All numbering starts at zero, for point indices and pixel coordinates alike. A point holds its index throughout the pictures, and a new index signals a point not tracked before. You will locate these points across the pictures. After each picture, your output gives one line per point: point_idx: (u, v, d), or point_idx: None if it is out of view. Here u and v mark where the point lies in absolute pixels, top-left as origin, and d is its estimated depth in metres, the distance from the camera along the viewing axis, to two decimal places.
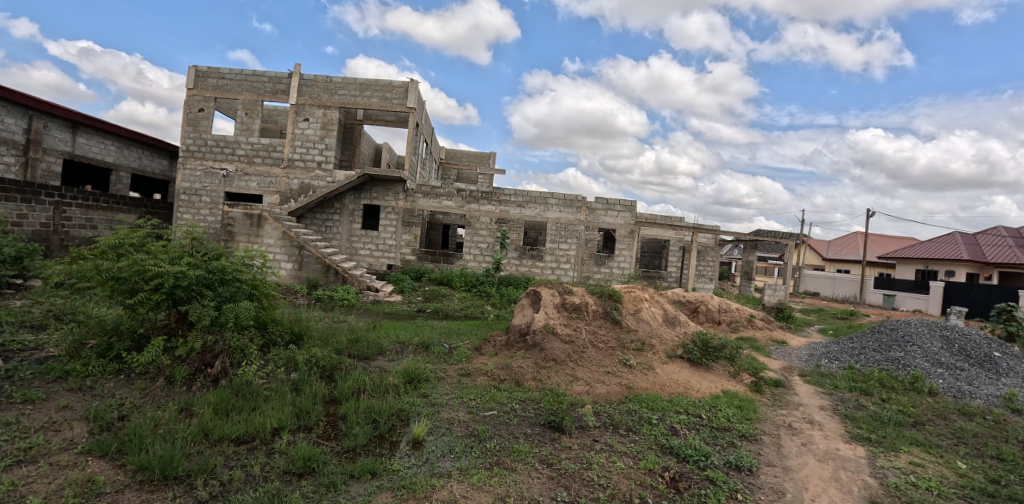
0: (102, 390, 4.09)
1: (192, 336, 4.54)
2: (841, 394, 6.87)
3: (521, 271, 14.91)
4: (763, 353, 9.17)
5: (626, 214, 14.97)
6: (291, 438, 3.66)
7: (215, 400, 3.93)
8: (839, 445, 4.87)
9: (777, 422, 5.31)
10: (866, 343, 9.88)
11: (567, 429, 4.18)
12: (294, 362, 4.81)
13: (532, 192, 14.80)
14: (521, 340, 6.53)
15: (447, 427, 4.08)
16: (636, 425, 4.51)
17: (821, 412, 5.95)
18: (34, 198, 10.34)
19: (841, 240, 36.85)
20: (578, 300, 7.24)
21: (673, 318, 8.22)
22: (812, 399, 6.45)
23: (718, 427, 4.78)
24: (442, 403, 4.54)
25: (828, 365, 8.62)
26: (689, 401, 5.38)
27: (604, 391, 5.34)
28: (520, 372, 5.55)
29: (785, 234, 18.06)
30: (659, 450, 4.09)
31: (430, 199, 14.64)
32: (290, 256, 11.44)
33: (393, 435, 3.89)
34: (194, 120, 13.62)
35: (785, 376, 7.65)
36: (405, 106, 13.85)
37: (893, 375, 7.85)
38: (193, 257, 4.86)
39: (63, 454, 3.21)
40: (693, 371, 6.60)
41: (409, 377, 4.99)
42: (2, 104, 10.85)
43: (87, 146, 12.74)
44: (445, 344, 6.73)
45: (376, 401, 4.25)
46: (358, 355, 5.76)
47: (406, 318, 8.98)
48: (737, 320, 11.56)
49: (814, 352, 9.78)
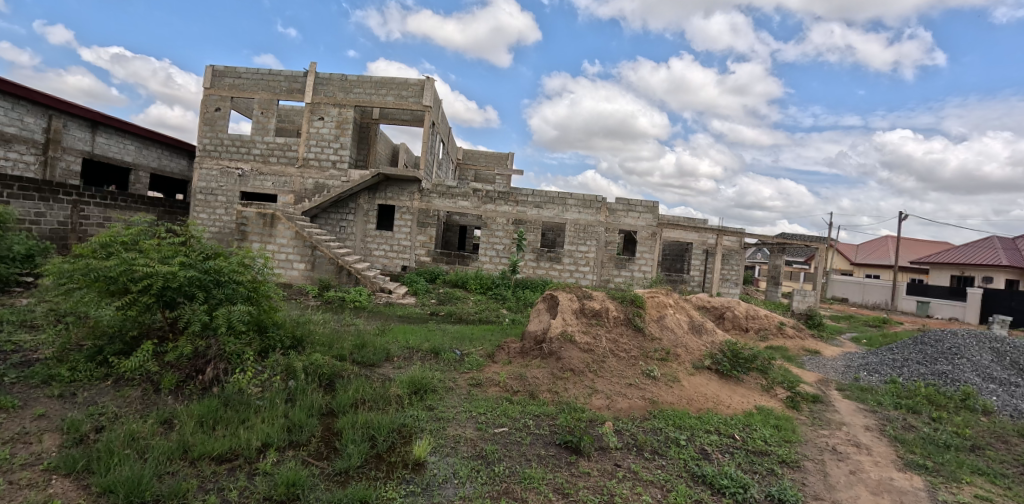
0: (84, 398, 3.83)
1: (183, 341, 4.27)
2: (887, 412, 6.31)
3: (539, 274, 14.46)
4: (796, 365, 8.55)
5: (648, 215, 14.48)
6: (277, 458, 3.34)
7: (202, 411, 3.66)
8: (894, 474, 4.39)
9: (820, 445, 4.81)
10: (909, 355, 9.19)
11: (585, 451, 3.77)
12: (292, 369, 4.48)
13: (551, 192, 14.39)
14: (536, 347, 6.11)
15: (453, 447, 3.70)
16: (663, 447, 4.07)
17: (867, 433, 5.43)
18: (52, 196, 10.26)
19: (870, 244, 35.54)
20: (598, 305, 6.78)
21: (700, 326, 7.70)
22: (855, 418, 5.92)
23: (754, 451, 4.31)
24: (450, 418, 4.17)
25: (868, 378, 8.04)
26: (720, 420, 4.91)
27: (626, 406, 4.91)
28: (535, 383, 5.14)
29: (815, 237, 17.26)
30: (690, 478, 3.65)
31: (446, 199, 14.33)
32: (302, 256, 11.26)
33: (392, 455, 3.52)
34: (211, 119, 13.60)
35: (822, 390, 7.11)
36: (421, 104, 13.61)
37: (940, 390, 7.24)
38: (188, 256, 4.60)
39: (26, 472, 2.93)
40: (722, 384, 6.12)
41: (415, 387, 4.64)
42: (23, 103, 10.93)
43: (106, 145, 12.80)
44: (457, 351, 6.38)
45: (376, 415, 3.91)
46: (363, 361, 5.43)
47: (418, 322, 8.68)
48: (766, 327, 10.92)
49: (850, 364, 9.13)
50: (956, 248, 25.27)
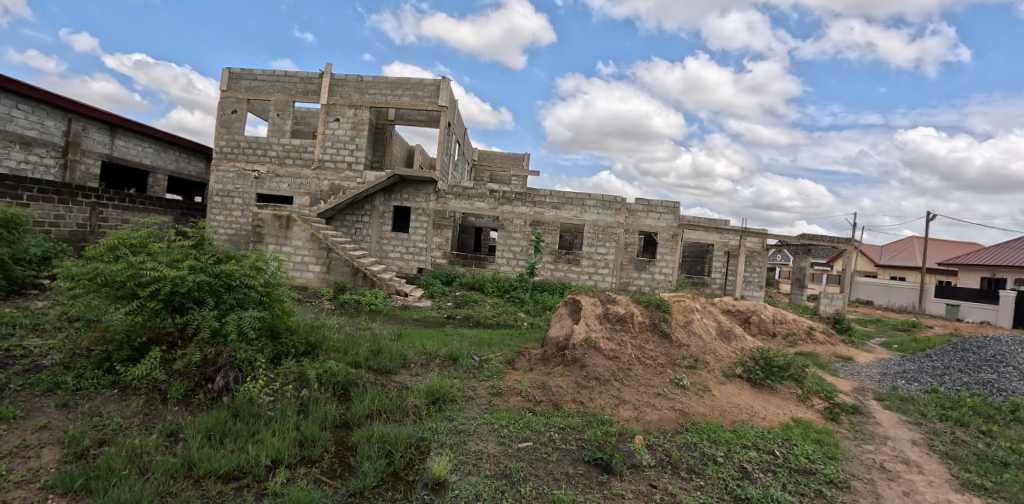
0: (88, 408, 3.69)
1: (191, 349, 4.11)
2: (932, 425, 5.90)
3: (557, 276, 14.18)
4: (829, 372, 8.15)
5: (669, 216, 14.10)
6: (288, 476, 3.15)
7: (210, 423, 3.49)
8: (951, 496, 4.05)
9: (866, 462, 4.46)
10: (950, 363, 8.69)
11: (617, 469, 3.51)
12: (306, 378, 4.31)
13: (568, 192, 14.11)
14: (559, 354, 5.85)
15: (475, 465, 3.46)
16: (699, 465, 3.78)
17: (915, 448, 5.06)
18: (71, 198, 10.26)
19: (895, 245, 34.55)
20: (623, 310, 6.49)
21: (728, 332, 7.34)
22: (899, 431, 5.54)
23: (798, 469, 3.99)
24: (470, 431, 3.93)
25: (907, 387, 7.61)
26: (757, 433, 4.59)
27: (656, 418, 4.62)
28: (559, 393, 4.88)
29: (842, 238, 16.68)
30: (731, 501, 3.36)
31: (462, 200, 14.14)
32: (318, 258, 11.15)
33: (410, 473, 3.30)
34: (228, 122, 13.62)
35: (860, 400, 6.71)
36: (437, 104, 13.45)
37: (987, 401, 6.78)
38: (198, 259, 4.46)
39: (21, 490, 2.79)
40: (756, 394, 5.79)
41: (433, 397, 4.41)
42: (42, 107, 11.02)
43: (125, 148, 12.88)
44: (476, 357, 6.16)
45: (393, 428, 3.69)
46: (378, 368, 5.22)
47: (434, 326, 8.47)
48: (794, 333, 10.50)
49: (886, 371, 8.68)
50: (986, 249, 24.30)
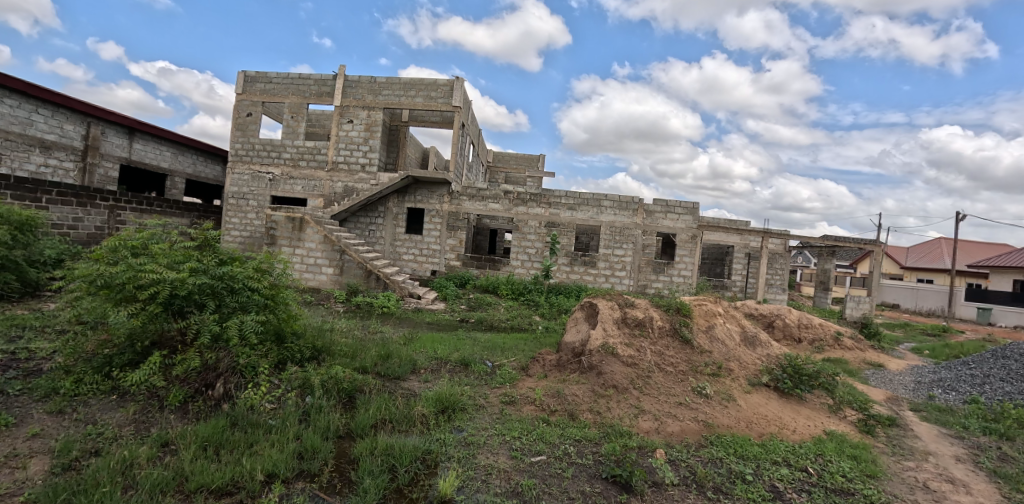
0: (84, 414, 3.59)
1: (191, 354, 3.99)
2: (975, 439, 5.50)
3: (573, 279, 13.92)
4: (860, 380, 7.75)
5: (688, 217, 13.74)
6: (285, 492, 2.98)
7: (207, 432, 3.37)
8: None
9: (908, 481, 4.12)
10: (990, 371, 8.19)
11: (637, 488, 3.28)
12: (309, 385, 4.15)
13: (584, 193, 13.85)
14: (575, 361, 5.62)
15: (484, 481, 3.24)
16: (726, 484, 3.52)
17: (959, 465, 4.69)
18: (89, 201, 10.34)
19: (922, 247, 33.47)
20: (642, 314, 6.21)
21: (753, 338, 7.00)
22: (941, 446, 5.16)
23: (834, 489, 3.70)
24: (481, 443, 3.71)
25: (944, 397, 7.17)
26: (787, 448, 4.29)
27: (678, 430, 4.36)
28: (574, 402, 4.63)
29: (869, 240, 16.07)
30: None
31: (476, 202, 13.98)
32: (331, 260, 11.08)
33: (415, 490, 3.11)
34: (243, 124, 13.70)
35: (895, 411, 6.32)
36: (450, 105, 13.34)
37: None
38: (200, 261, 4.36)
39: None
40: (784, 405, 5.46)
41: (442, 405, 4.21)
42: (60, 111, 11.15)
43: (142, 151, 13.01)
44: (488, 362, 5.95)
45: (399, 440, 3.51)
46: (387, 374, 5.04)
47: (447, 330, 8.28)
48: (821, 338, 10.08)
49: (921, 380, 8.21)
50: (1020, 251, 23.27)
